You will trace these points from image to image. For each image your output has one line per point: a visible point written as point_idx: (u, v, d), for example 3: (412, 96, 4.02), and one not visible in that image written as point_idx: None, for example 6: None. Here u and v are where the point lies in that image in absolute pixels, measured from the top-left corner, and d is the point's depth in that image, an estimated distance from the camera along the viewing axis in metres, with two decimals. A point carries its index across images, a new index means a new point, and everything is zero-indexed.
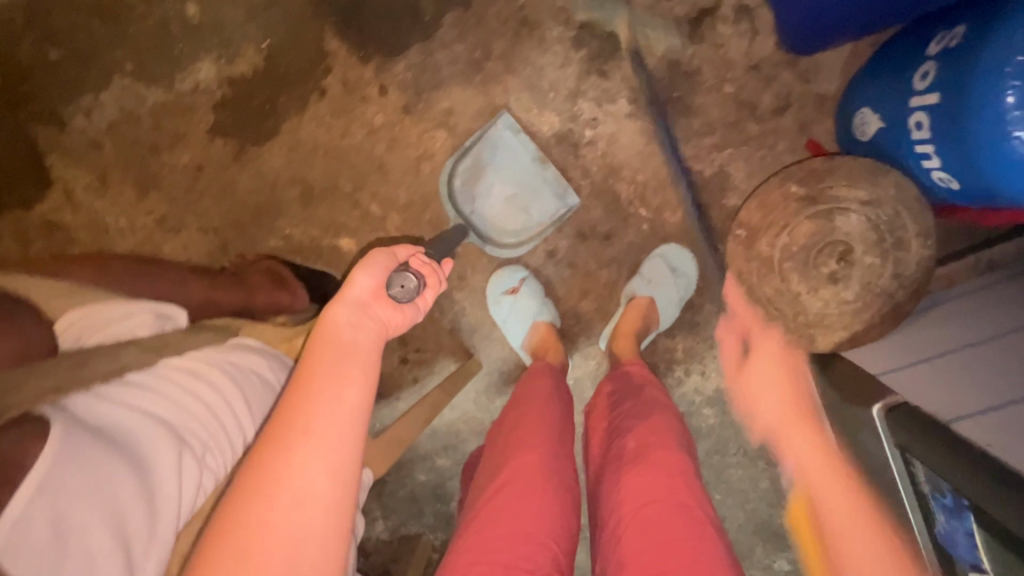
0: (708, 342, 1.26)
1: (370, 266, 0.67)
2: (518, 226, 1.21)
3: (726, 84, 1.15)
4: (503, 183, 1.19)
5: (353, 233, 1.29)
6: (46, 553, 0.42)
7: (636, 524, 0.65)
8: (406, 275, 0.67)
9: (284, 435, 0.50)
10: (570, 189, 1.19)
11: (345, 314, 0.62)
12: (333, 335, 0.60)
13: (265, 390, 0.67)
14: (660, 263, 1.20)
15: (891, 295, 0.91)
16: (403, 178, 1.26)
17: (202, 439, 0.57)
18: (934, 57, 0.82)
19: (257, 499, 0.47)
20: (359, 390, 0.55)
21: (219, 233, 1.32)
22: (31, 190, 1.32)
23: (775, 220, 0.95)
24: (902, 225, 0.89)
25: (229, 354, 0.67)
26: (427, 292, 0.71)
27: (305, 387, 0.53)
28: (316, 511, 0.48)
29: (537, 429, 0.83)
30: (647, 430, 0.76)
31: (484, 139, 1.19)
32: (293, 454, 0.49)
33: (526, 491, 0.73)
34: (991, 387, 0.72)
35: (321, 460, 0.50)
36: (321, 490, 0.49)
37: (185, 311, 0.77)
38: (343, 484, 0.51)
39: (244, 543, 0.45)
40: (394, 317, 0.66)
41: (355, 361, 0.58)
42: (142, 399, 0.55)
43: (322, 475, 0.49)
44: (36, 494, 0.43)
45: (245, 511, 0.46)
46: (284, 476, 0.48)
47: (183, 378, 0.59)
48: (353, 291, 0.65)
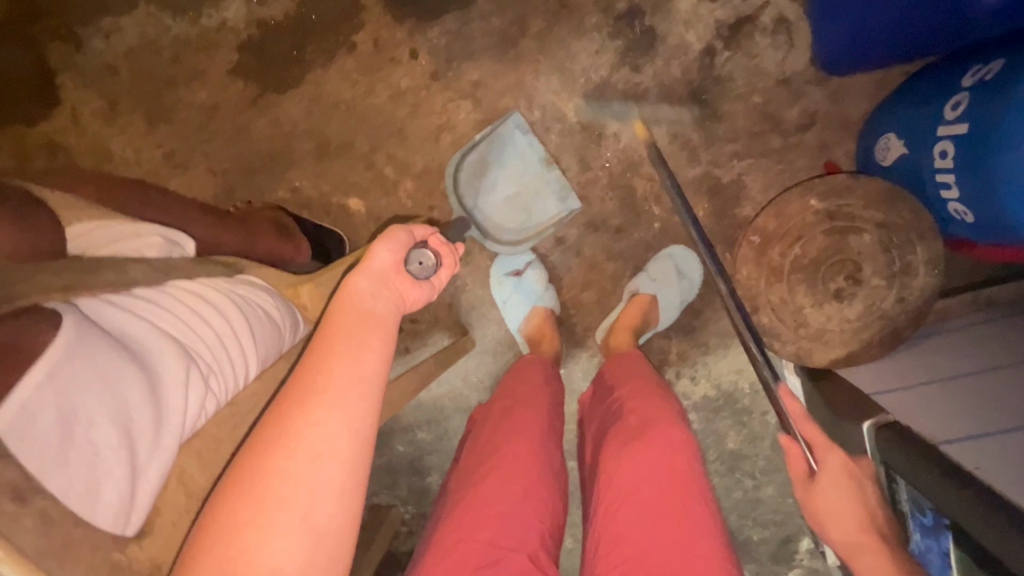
0: (701, 348, 1.28)
1: (390, 240, 0.65)
2: (517, 225, 1.22)
3: (755, 94, 1.15)
4: (506, 182, 1.20)
5: (364, 194, 1.28)
6: (52, 437, 0.43)
7: (629, 506, 0.66)
8: (424, 251, 0.66)
9: (302, 392, 0.49)
10: (572, 194, 1.20)
11: (366, 286, 0.60)
12: (354, 303, 0.58)
13: (273, 325, 0.65)
14: (668, 263, 1.21)
15: (893, 318, 0.93)
16: (422, 145, 1.25)
17: (210, 359, 0.56)
18: (967, 88, 0.83)
19: (273, 452, 0.46)
20: (378, 353, 0.55)
21: (227, 176, 1.30)
22: (38, 107, 1.29)
23: (791, 230, 0.95)
24: (912, 251, 0.90)
25: (238, 287, 0.65)
26: (443, 272, 0.68)
27: (325, 350, 0.53)
28: (332, 467, 0.47)
29: (529, 416, 0.83)
30: (642, 412, 0.76)
31: (491, 136, 1.19)
32: (310, 412, 0.48)
33: (518, 469, 0.74)
34: (980, 415, 0.74)
35: (338, 417, 0.49)
36: (339, 447, 0.48)
37: (193, 241, 0.74)
38: (362, 443, 0.50)
39: (260, 494, 0.45)
40: (414, 292, 0.65)
41: (375, 327, 0.57)
42: (152, 312, 0.54)
43: (340, 433, 0.49)
44: (46, 380, 0.44)
45: (261, 464, 0.46)
46: (300, 431, 0.47)
47: (192, 300, 0.58)
48: (373, 264, 0.63)
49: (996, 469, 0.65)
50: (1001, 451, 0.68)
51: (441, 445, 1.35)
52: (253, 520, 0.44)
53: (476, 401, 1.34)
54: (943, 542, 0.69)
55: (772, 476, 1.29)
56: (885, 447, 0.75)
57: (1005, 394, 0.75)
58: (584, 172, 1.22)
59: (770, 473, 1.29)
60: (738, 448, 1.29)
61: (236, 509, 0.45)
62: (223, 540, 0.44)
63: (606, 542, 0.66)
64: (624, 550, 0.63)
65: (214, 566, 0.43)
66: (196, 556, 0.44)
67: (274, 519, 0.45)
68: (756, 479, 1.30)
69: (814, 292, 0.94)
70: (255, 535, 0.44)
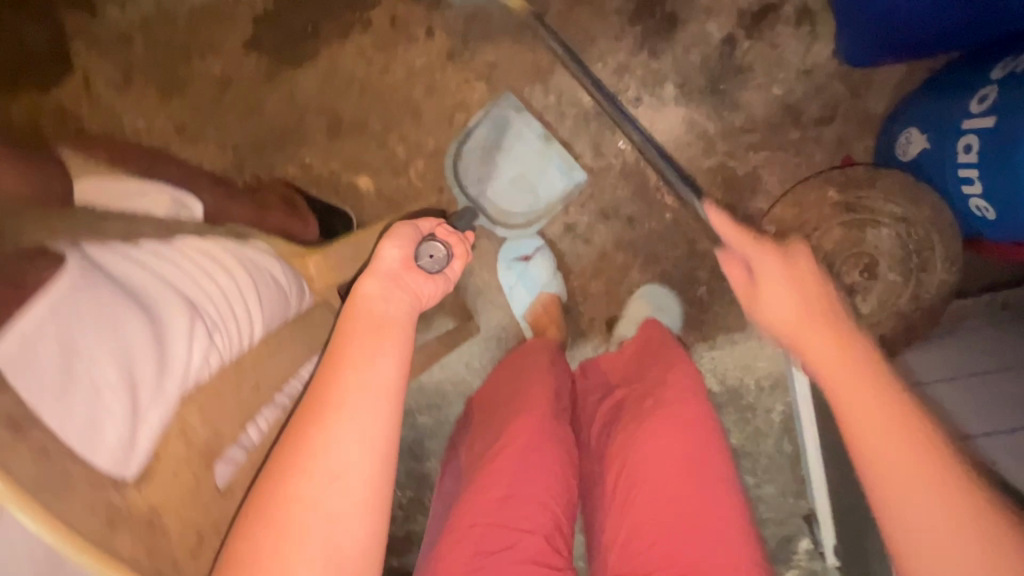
0: (708, 342, 1.26)
1: (396, 237, 0.67)
2: (525, 207, 1.22)
3: (776, 86, 1.13)
4: (509, 165, 1.19)
5: (375, 173, 1.26)
6: (53, 374, 0.41)
7: (641, 503, 0.67)
8: (433, 244, 0.68)
9: (316, 411, 0.50)
10: (577, 166, 1.17)
11: (375, 288, 0.61)
12: (367, 308, 0.59)
13: (276, 289, 0.64)
14: (644, 303, 1.19)
15: (908, 316, 0.91)
16: (435, 125, 1.23)
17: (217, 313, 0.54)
18: (996, 81, 0.81)
19: (293, 475, 0.48)
20: (392, 361, 0.55)
21: (237, 150, 1.28)
22: (50, 74, 1.28)
23: (808, 220, 0.93)
24: (929, 247, 0.89)
25: (244, 249, 0.64)
26: (455, 263, 0.71)
27: (339, 363, 0.53)
28: (352, 486, 0.49)
29: (541, 396, 0.81)
30: (658, 398, 0.75)
31: (488, 119, 1.18)
32: (326, 432, 0.50)
33: (534, 450, 0.72)
34: (994, 413, 0.73)
35: (355, 437, 0.50)
36: (357, 466, 0.50)
37: (202, 205, 0.73)
38: (381, 461, 0.51)
39: (283, 515, 0.47)
40: (426, 286, 0.66)
41: (388, 333, 0.57)
42: (159, 262, 0.53)
43: (358, 451, 0.50)
44: (49, 317, 0.42)
45: (281, 487, 0.48)
46: (317, 452, 0.49)
47: (199, 255, 0.57)
48: (383, 263, 0.65)
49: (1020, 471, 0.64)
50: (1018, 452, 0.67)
51: (442, 430, 1.34)
52: (276, 544, 0.46)
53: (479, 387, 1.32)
54: None
55: (775, 474, 1.27)
56: None
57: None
58: (598, 159, 1.21)
59: (772, 471, 1.28)
60: (741, 444, 1.28)
61: (260, 529, 0.47)
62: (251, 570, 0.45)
63: (623, 533, 0.67)
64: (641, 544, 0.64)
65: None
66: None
67: (298, 544, 0.47)
68: (758, 477, 1.28)
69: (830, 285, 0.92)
70: (280, 560, 0.46)
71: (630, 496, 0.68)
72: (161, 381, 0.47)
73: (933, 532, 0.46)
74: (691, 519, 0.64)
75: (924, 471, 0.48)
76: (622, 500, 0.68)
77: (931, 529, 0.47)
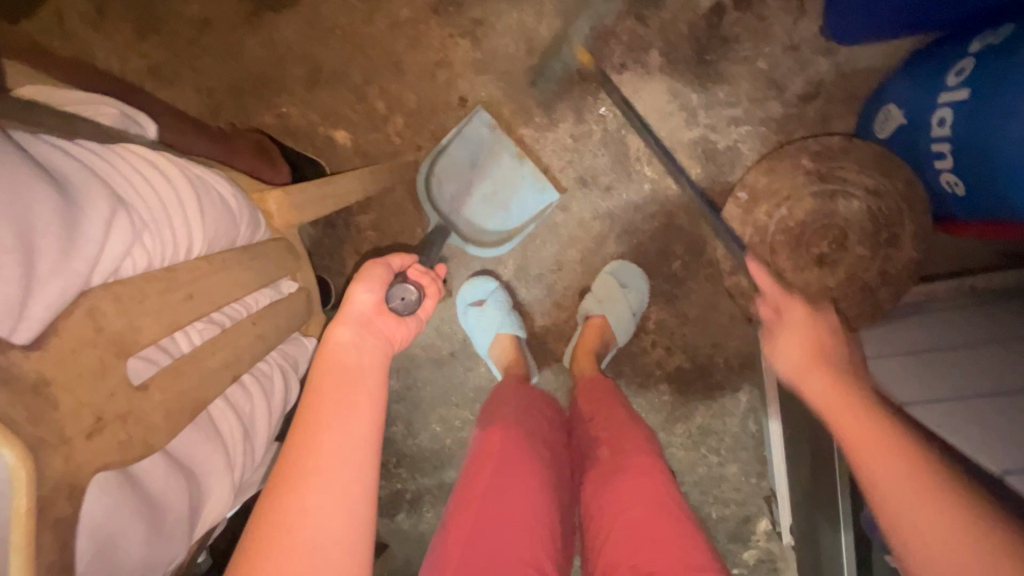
0: (680, 318, 1.24)
1: (368, 280, 0.66)
2: (498, 223, 1.21)
3: (761, 59, 1.12)
4: (481, 183, 1.19)
5: (352, 127, 1.23)
6: None
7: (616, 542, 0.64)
8: (405, 286, 0.66)
9: (290, 475, 0.47)
10: (550, 185, 1.18)
11: (349, 334, 0.61)
12: (339, 361, 0.58)
13: (222, 209, 0.61)
14: (611, 280, 1.19)
15: (874, 291, 0.93)
16: (417, 80, 1.21)
17: (146, 214, 0.48)
18: (974, 54, 0.80)
19: (265, 550, 0.43)
20: (367, 417, 0.54)
21: (212, 95, 1.25)
22: (21, 4, 1.23)
23: (778, 189, 0.95)
24: (900, 223, 0.90)
25: (193, 168, 0.61)
26: (427, 301, 0.71)
27: (312, 419, 0.51)
28: (332, 557, 0.44)
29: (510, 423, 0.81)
30: (617, 441, 0.79)
31: (461, 136, 1.16)
32: (301, 497, 0.46)
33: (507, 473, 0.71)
34: (941, 380, 0.73)
35: (331, 498, 0.47)
36: (335, 531, 0.46)
37: (155, 126, 0.70)
38: (358, 518, 0.47)
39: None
40: (397, 330, 0.67)
41: (362, 384, 0.56)
42: (89, 157, 0.48)
43: (334, 508, 0.46)
44: None
45: (250, 566, 0.42)
46: (292, 520, 0.45)
47: (136, 162, 0.53)
48: (355, 307, 0.64)
49: (959, 428, 0.64)
50: (969, 411, 0.67)
51: (407, 394, 1.31)
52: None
53: (448, 352, 1.30)
54: None
55: (738, 454, 1.26)
56: None
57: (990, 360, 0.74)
58: (579, 124, 1.19)
59: (736, 451, 1.26)
60: (707, 423, 1.26)
61: None
62: None
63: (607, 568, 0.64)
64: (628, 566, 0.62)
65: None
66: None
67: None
68: (722, 456, 1.27)
69: (797, 256, 0.95)
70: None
71: (609, 529, 0.67)
72: (66, 255, 0.38)
73: (862, 451, 0.52)
74: (670, 543, 0.62)
75: (923, 486, 0.47)
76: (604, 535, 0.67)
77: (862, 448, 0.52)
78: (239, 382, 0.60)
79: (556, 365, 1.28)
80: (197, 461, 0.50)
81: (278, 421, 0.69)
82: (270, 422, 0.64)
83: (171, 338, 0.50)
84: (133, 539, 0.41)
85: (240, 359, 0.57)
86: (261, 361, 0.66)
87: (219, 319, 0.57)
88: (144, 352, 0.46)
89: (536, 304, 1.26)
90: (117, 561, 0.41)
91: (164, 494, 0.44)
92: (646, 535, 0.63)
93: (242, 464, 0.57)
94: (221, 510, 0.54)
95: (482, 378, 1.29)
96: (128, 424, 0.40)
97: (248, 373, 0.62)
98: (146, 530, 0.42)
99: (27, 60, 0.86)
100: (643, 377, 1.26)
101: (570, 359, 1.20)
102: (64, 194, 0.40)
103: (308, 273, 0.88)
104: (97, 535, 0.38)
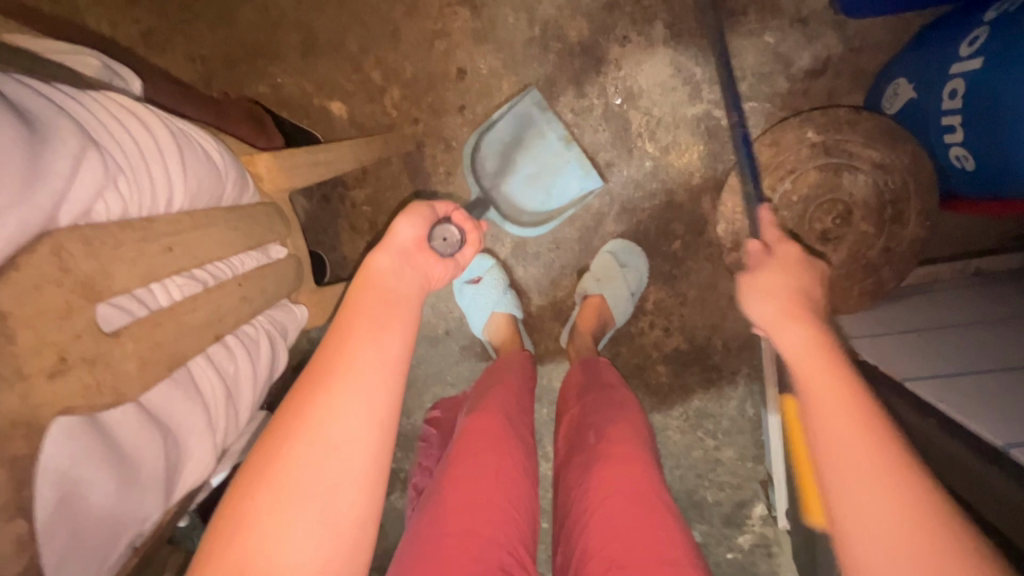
0: (679, 298, 1.21)
1: (411, 215, 0.67)
2: (538, 204, 1.17)
3: (768, 33, 1.09)
4: (526, 161, 1.15)
5: (348, 98, 1.21)
6: None
7: (595, 528, 0.65)
8: (447, 227, 0.69)
9: (322, 379, 0.48)
10: (594, 171, 1.13)
11: (388, 262, 0.62)
12: (377, 283, 0.59)
13: (207, 163, 0.59)
14: (610, 259, 1.17)
15: (876, 268, 0.92)
16: (415, 50, 1.18)
17: (122, 157, 0.47)
18: (989, 22, 0.76)
19: (293, 439, 0.45)
20: (402, 335, 0.54)
21: (206, 63, 1.22)
22: None
23: (783, 162, 0.93)
24: (906, 197, 0.89)
25: (177, 121, 0.59)
26: (467, 250, 0.71)
27: (347, 330, 0.52)
28: (352, 457, 0.46)
29: (502, 399, 0.82)
30: (610, 424, 0.77)
31: (512, 113, 1.13)
32: (331, 397, 0.47)
33: (493, 446, 0.71)
34: (934, 357, 0.73)
35: (358, 403, 0.48)
36: (359, 437, 0.47)
37: (141, 82, 0.67)
38: (380, 434, 0.48)
39: (277, 477, 0.44)
40: (435, 269, 0.67)
41: (398, 306, 0.57)
42: (62, 96, 0.46)
43: (359, 418, 0.47)
44: None
45: (280, 448, 0.45)
46: (322, 416, 0.46)
47: (113, 106, 0.51)
48: (397, 240, 0.65)
49: (960, 402, 0.62)
50: (975, 386, 0.65)
51: None
52: (273, 509, 0.43)
53: (443, 330, 1.28)
54: None
55: (734, 438, 1.24)
56: None
57: (981, 340, 0.74)
58: (580, 98, 1.16)
59: (733, 434, 1.25)
60: (704, 405, 1.25)
61: (255, 495, 0.43)
62: (236, 534, 0.42)
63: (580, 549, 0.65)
64: (609, 551, 0.62)
65: (229, 561, 0.41)
66: (212, 545, 0.42)
67: (295, 508, 0.43)
68: (718, 439, 1.25)
69: (799, 233, 0.93)
70: (275, 524, 0.42)
71: (593, 512, 0.66)
72: (25, 188, 0.36)
73: (818, 390, 0.49)
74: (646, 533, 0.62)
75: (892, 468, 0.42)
76: (585, 517, 0.67)
77: (820, 390, 0.48)
78: (222, 342, 0.58)
79: (553, 344, 1.26)
80: (174, 419, 0.49)
81: (265, 388, 0.67)
82: (256, 388, 0.62)
83: (148, 290, 0.48)
84: (100, 490, 0.41)
85: (224, 319, 0.55)
86: (247, 325, 0.64)
87: (202, 276, 0.54)
88: (116, 299, 0.45)
89: (533, 283, 1.25)
90: (86, 511, 0.40)
91: (134, 446, 0.44)
92: (624, 508, 0.65)
93: (225, 427, 0.56)
94: (204, 471, 0.53)
95: (477, 358, 1.27)
96: (95, 369, 0.41)
97: (232, 335, 0.60)
98: (115, 481, 0.41)
99: (15, 20, 0.84)
100: (640, 358, 1.24)
101: (567, 339, 1.19)
102: (23, 126, 0.38)
103: (299, 241, 0.86)
104: (62, 484, 0.38)
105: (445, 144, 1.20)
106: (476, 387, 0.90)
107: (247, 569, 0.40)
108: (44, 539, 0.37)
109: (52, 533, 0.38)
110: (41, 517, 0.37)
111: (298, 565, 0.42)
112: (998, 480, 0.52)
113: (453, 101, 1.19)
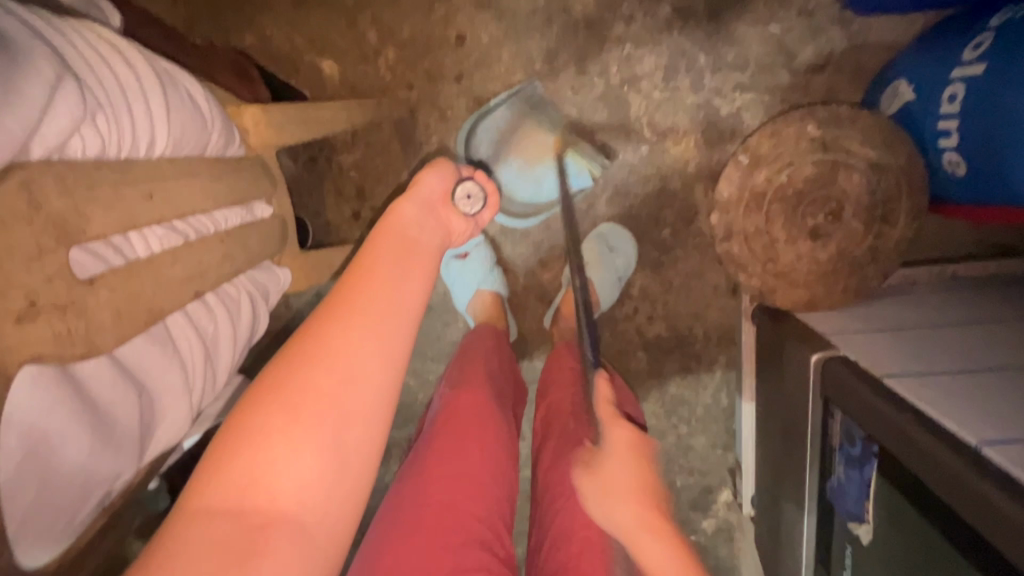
0: (665, 286, 1.21)
1: (438, 170, 0.67)
2: (528, 196, 1.17)
3: (774, 23, 1.09)
4: (516, 155, 1.15)
5: (339, 56, 1.16)
6: None
7: (568, 514, 0.65)
8: (469, 184, 0.70)
9: (348, 313, 0.47)
10: (586, 170, 1.13)
11: (413, 212, 0.60)
12: (401, 228, 0.58)
13: (193, 107, 0.55)
14: (598, 243, 1.16)
15: (861, 267, 0.94)
16: (413, 11, 1.13)
17: (103, 94, 0.44)
18: (994, 28, 0.76)
19: (307, 366, 0.43)
20: (419, 286, 0.53)
21: (189, 7, 1.15)
22: None
23: (782, 154, 0.94)
24: (897, 199, 0.90)
25: (160, 61, 0.55)
26: (485, 212, 0.72)
27: (369, 270, 0.51)
28: (364, 392, 0.44)
29: (479, 373, 0.81)
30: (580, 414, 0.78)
31: (509, 103, 1.13)
32: (348, 333, 0.46)
33: (476, 416, 0.71)
34: (911, 359, 0.74)
35: (373, 341, 0.46)
36: (374, 376, 0.45)
37: (120, 15, 0.62)
38: (391, 371, 0.47)
39: (289, 398, 0.42)
40: (458, 224, 0.67)
41: (417, 254, 0.56)
42: (37, 18, 0.42)
43: (372, 355, 0.46)
44: None
45: (292, 374, 0.43)
46: (340, 348, 0.45)
47: (95, 38, 0.47)
48: (423, 190, 0.65)
49: (937, 402, 0.63)
50: (948, 390, 0.66)
51: None
52: (284, 427, 0.41)
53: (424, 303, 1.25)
54: (867, 471, 0.70)
55: (708, 425, 1.25)
56: (832, 381, 0.74)
57: (957, 344, 0.76)
58: (580, 75, 1.13)
59: (705, 422, 1.26)
60: (681, 393, 1.25)
61: (263, 413, 0.41)
62: (242, 450, 0.40)
63: (551, 534, 0.66)
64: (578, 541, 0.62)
65: (235, 474, 0.39)
66: (219, 460, 0.40)
67: (306, 433, 0.41)
68: (691, 427, 1.26)
69: (791, 226, 0.94)
70: (284, 443, 0.41)
71: (563, 500, 0.67)
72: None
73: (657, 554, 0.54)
74: None
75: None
76: (560, 499, 0.68)
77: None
78: (200, 299, 0.55)
79: (535, 325, 1.25)
80: (149, 374, 0.46)
81: (245, 348, 0.64)
82: (235, 349, 0.60)
83: (123, 237, 0.46)
84: (71, 444, 0.39)
85: (202, 272, 0.53)
86: (228, 284, 0.61)
87: (182, 229, 0.52)
88: (89, 245, 0.42)
89: (521, 262, 1.23)
90: (54, 464, 0.38)
91: (105, 400, 0.41)
92: None
93: (203, 388, 0.53)
94: (177, 431, 0.51)
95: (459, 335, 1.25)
96: (68, 316, 0.39)
97: (212, 292, 0.57)
98: (85, 435, 0.39)
99: None
100: (621, 343, 1.23)
101: (551, 321, 1.18)
102: None
103: (283, 200, 0.82)
104: (29, 434, 0.36)
105: (440, 112, 1.16)
106: (456, 360, 0.89)
107: (256, 483, 0.39)
108: (6, 497, 0.35)
109: (17, 487, 0.36)
110: (6, 471, 0.35)
111: (302, 488, 0.40)
112: (973, 479, 0.53)
113: (450, 69, 1.15)
